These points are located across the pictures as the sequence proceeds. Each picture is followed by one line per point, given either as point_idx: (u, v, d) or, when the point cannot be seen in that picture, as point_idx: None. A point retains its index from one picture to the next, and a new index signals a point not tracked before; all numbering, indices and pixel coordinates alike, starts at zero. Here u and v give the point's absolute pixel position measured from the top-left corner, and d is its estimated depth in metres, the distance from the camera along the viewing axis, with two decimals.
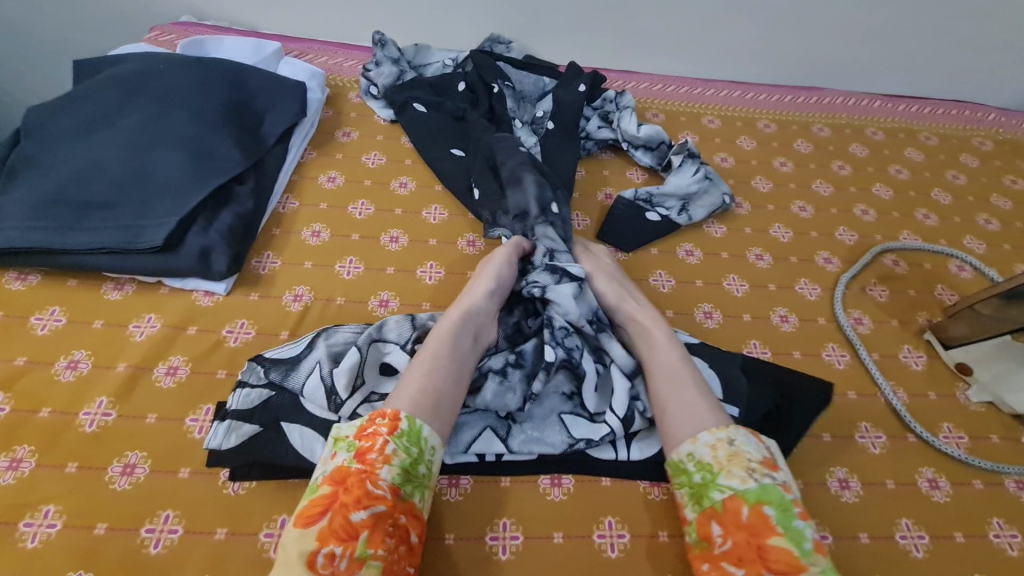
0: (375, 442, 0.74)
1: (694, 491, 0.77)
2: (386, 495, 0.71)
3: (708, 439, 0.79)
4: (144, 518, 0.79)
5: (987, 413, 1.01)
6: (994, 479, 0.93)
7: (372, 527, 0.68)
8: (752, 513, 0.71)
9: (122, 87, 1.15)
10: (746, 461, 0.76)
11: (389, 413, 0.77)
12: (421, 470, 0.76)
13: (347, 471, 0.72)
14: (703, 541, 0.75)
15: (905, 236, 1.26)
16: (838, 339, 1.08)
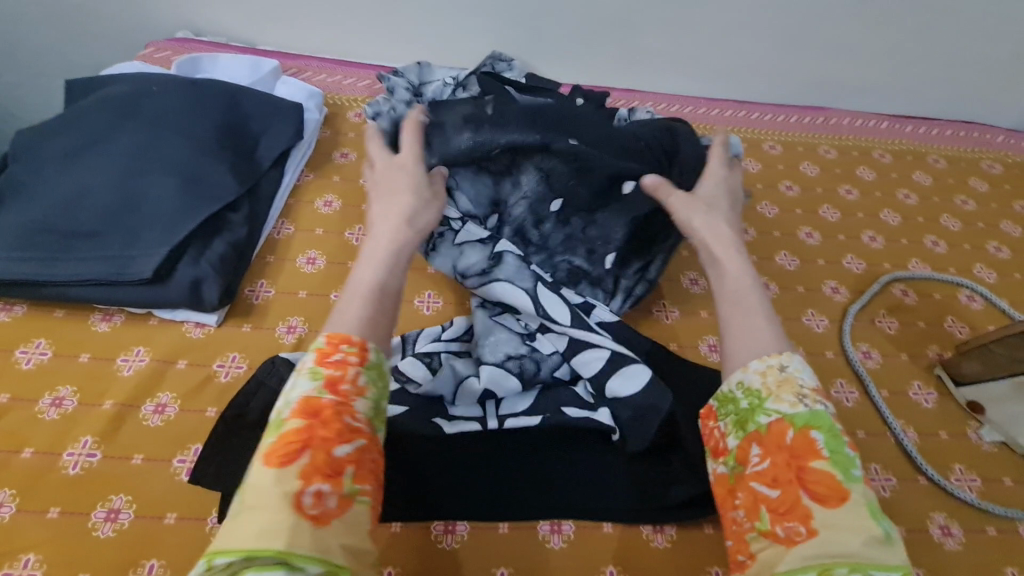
0: (346, 371, 0.45)
1: (737, 418, 0.49)
2: (365, 430, 0.43)
3: (756, 364, 0.50)
4: (43, 390, 0.59)
5: (997, 466, 0.65)
6: (1005, 526, 0.61)
7: (359, 461, 0.42)
8: (796, 437, 0.45)
9: (34, 68, 1.08)
10: (796, 385, 0.47)
11: (355, 337, 0.47)
12: (383, 405, 0.47)
13: (316, 400, 0.43)
14: (739, 466, 0.47)
15: (913, 266, 0.84)
16: (916, 351, 0.74)
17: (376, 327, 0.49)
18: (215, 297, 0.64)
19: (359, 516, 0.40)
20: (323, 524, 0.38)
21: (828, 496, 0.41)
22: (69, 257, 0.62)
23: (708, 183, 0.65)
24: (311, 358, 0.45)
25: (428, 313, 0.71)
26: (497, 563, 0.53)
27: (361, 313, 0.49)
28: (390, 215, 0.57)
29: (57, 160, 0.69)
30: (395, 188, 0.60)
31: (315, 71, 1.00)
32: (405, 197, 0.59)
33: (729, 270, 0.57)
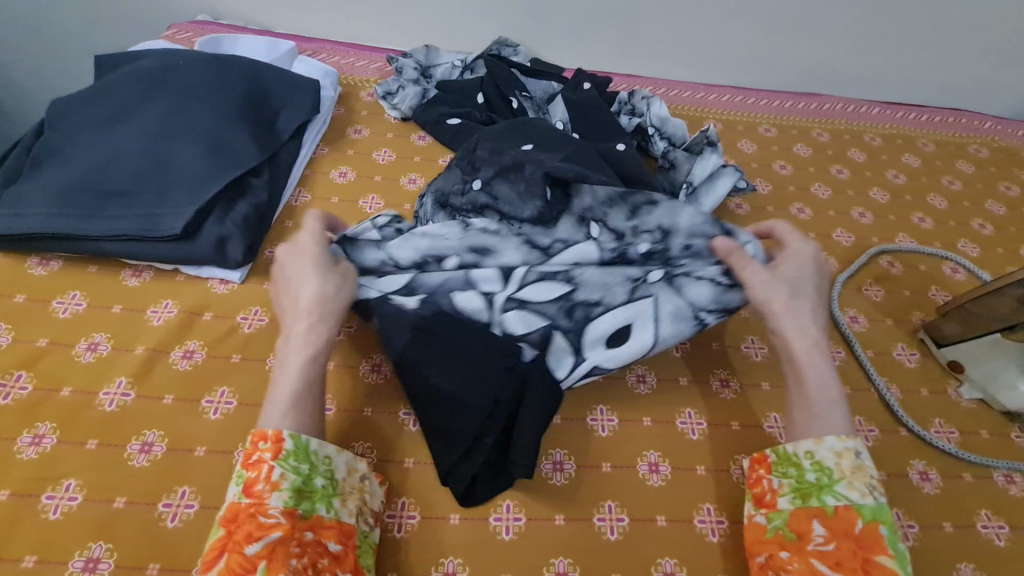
0: (260, 471, 0.49)
1: (798, 486, 0.54)
2: (281, 522, 0.47)
3: (834, 442, 0.54)
4: (80, 336, 0.63)
5: (977, 421, 0.69)
6: (981, 475, 0.64)
7: (272, 555, 0.45)
8: (863, 528, 0.50)
9: (56, 45, 1.12)
10: (866, 476, 0.53)
11: (269, 432, 0.51)
12: (317, 481, 0.50)
13: (236, 505, 0.47)
14: (791, 532, 0.52)
15: (901, 240, 0.88)
16: (901, 317, 0.78)
17: (306, 418, 0.52)
18: (239, 254, 0.68)
19: None
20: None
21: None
22: (103, 215, 0.66)
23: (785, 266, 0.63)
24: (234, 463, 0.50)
25: None
26: (504, 495, 0.57)
27: (288, 408, 0.52)
28: (300, 312, 0.57)
29: (91, 127, 0.73)
30: (295, 275, 0.59)
31: (329, 53, 1.04)
32: (309, 284, 0.58)
33: (799, 347, 0.59)
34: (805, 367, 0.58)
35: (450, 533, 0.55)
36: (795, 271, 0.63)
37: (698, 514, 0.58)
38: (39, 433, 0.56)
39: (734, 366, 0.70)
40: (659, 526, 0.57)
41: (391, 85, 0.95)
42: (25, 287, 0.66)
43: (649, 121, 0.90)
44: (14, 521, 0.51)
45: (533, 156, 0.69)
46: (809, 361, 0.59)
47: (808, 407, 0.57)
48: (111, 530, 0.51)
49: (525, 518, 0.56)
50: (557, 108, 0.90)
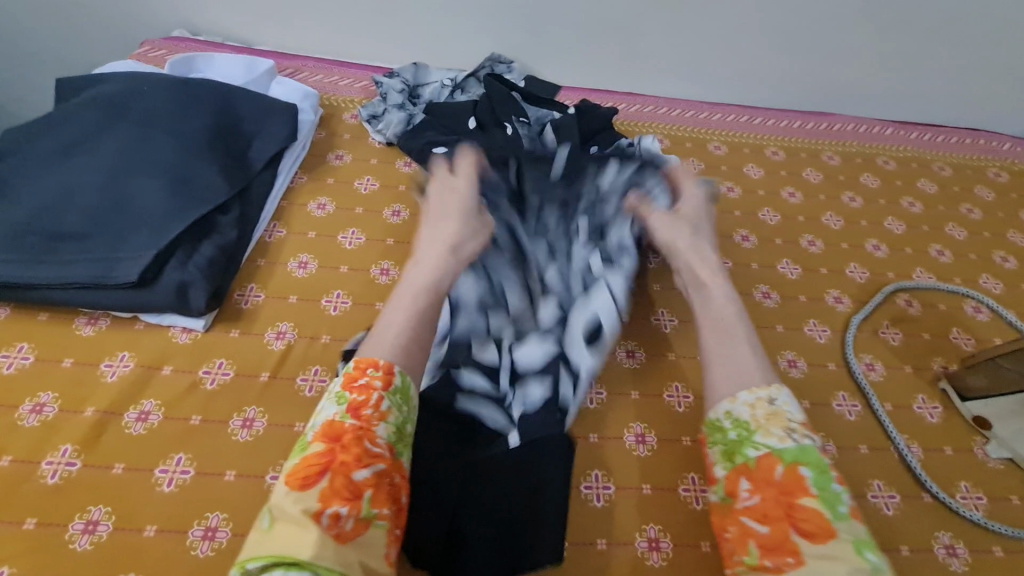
0: (370, 395, 0.47)
1: (724, 448, 0.51)
2: (384, 455, 0.45)
3: (746, 396, 0.52)
4: (25, 395, 0.57)
5: (1008, 484, 0.63)
6: (1013, 548, 0.59)
7: (377, 485, 0.44)
8: (786, 472, 0.47)
9: (25, 61, 1.06)
10: (785, 420, 0.50)
11: (380, 360, 0.49)
12: (408, 429, 0.49)
13: (339, 424, 0.45)
14: (726, 498, 0.49)
15: (918, 276, 0.83)
16: (921, 364, 0.72)
17: (412, 348, 0.52)
18: (201, 301, 0.62)
19: (375, 538, 0.42)
20: (341, 544, 0.40)
21: (815, 532, 0.44)
22: (54, 260, 0.61)
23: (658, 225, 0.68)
24: (340, 381, 0.48)
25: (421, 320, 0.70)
26: None
27: (401, 333, 0.52)
28: (437, 241, 0.60)
29: (46, 161, 0.67)
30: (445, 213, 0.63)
31: (312, 71, 0.99)
32: (452, 224, 0.61)
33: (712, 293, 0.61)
34: (709, 299, 0.61)
35: None
36: (692, 213, 0.69)
37: None
38: None
39: None
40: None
41: (377, 107, 0.90)
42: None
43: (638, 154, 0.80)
44: None
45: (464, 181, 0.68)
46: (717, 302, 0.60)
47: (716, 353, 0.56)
48: None
49: None
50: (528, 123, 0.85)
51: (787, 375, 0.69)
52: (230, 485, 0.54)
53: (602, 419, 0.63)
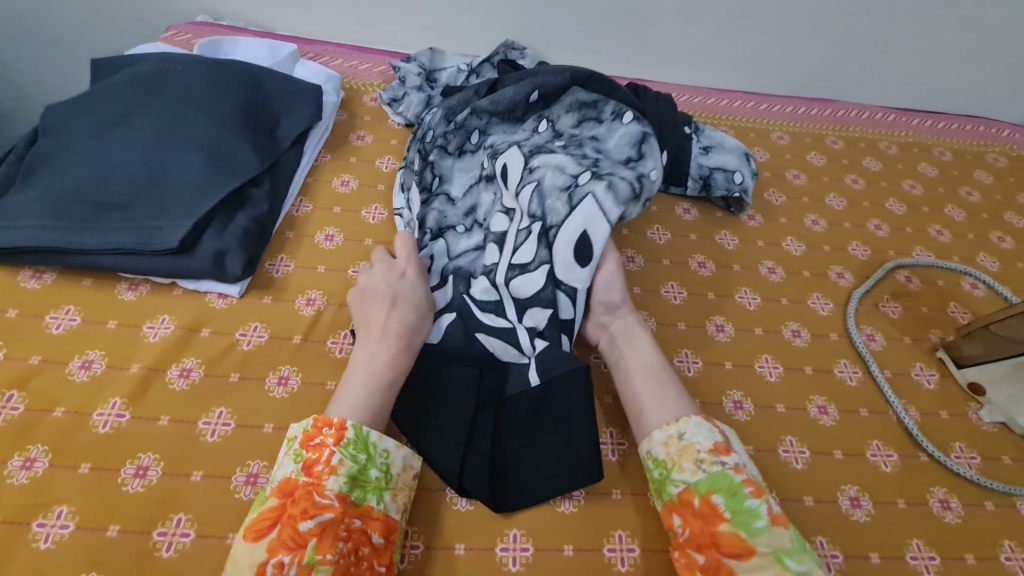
0: (321, 453, 0.51)
1: (653, 486, 0.54)
2: (334, 504, 0.48)
3: (659, 435, 0.54)
4: (73, 353, 0.61)
5: (1001, 445, 0.67)
6: (1004, 503, 0.62)
7: (322, 533, 0.46)
8: (702, 503, 0.49)
9: (51, 45, 1.09)
10: (695, 450, 0.52)
11: (334, 419, 0.53)
12: (372, 473, 0.51)
13: (293, 482, 0.49)
14: (666, 531, 0.52)
15: (918, 254, 0.86)
16: (919, 335, 0.76)
17: (373, 410, 0.54)
18: (237, 268, 0.66)
19: None
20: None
21: (739, 553, 0.46)
22: (98, 228, 0.64)
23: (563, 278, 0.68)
24: (299, 439, 0.52)
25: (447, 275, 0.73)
26: (513, 523, 0.55)
27: (367, 407, 0.54)
28: (386, 333, 0.59)
29: (86, 135, 0.71)
30: (393, 298, 0.62)
31: (332, 56, 1.02)
32: (404, 314, 0.61)
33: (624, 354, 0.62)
34: (638, 356, 0.61)
35: (456, 563, 0.53)
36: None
37: None
38: (31, 455, 0.54)
39: (748, 390, 0.68)
40: (671, 557, 0.55)
41: (397, 90, 0.92)
42: (18, 302, 0.64)
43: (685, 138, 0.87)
44: (4, 550, 0.49)
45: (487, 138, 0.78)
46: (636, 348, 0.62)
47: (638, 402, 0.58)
48: (104, 559, 0.49)
49: (533, 549, 0.54)
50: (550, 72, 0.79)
51: (791, 344, 0.73)
52: (269, 436, 0.58)
53: (617, 381, 0.67)
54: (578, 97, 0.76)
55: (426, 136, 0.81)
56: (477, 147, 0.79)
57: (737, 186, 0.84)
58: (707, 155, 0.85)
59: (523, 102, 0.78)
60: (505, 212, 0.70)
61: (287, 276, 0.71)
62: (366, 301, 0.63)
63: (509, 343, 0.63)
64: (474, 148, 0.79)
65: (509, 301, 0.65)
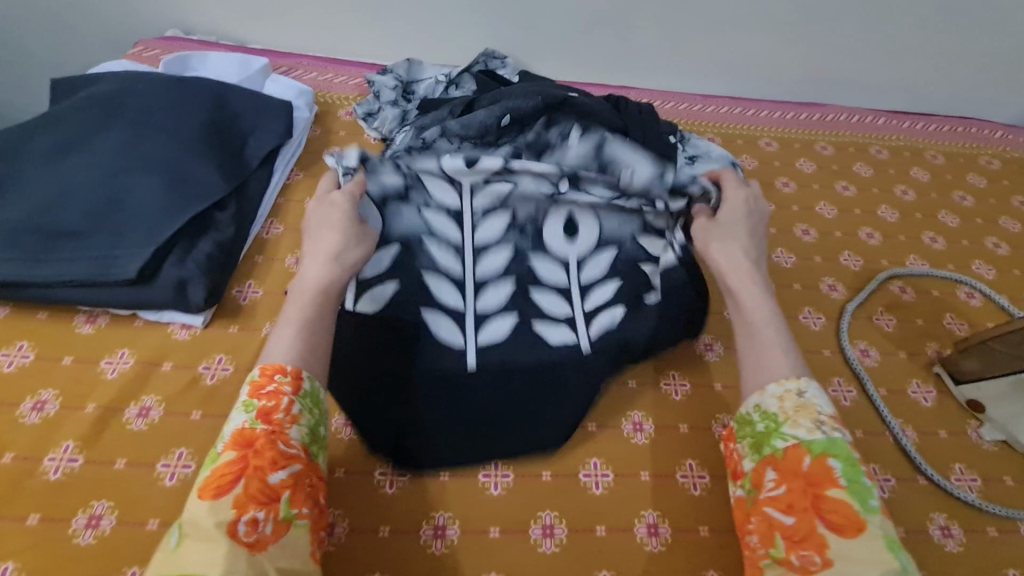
0: (278, 400, 0.48)
1: (753, 442, 0.51)
2: (299, 456, 0.47)
3: (774, 389, 0.52)
4: (25, 393, 0.58)
5: (1001, 465, 0.64)
6: (1006, 527, 0.59)
7: (294, 486, 0.45)
8: (814, 463, 0.47)
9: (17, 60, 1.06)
10: (815, 412, 0.50)
11: (289, 366, 0.50)
12: (321, 430, 0.50)
13: (249, 431, 0.46)
14: (754, 491, 0.49)
15: (911, 263, 0.84)
16: (915, 349, 0.73)
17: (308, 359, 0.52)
18: (200, 298, 0.62)
19: (297, 538, 0.44)
20: (259, 549, 0.41)
21: (843, 526, 0.43)
22: (53, 258, 0.61)
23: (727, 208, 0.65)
24: (245, 390, 0.48)
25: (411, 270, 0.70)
26: (490, 566, 0.53)
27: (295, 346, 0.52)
28: (317, 256, 0.57)
29: (41, 159, 0.67)
30: (324, 225, 0.60)
31: (306, 69, 0.99)
32: (332, 234, 0.58)
33: (741, 299, 0.59)
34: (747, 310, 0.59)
35: None
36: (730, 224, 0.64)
37: None
38: None
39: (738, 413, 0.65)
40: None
41: (372, 104, 0.90)
42: None
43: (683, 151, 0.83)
44: None
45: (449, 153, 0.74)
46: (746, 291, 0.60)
47: (753, 347, 0.56)
48: None
49: None
50: (522, 93, 0.74)
51: None
52: None
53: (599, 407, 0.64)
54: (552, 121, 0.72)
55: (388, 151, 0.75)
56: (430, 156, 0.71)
57: None
58: (694, 166, 0.82)
59: (495, 126, 0.74)
60: None
61: (255, 303, 0.68)
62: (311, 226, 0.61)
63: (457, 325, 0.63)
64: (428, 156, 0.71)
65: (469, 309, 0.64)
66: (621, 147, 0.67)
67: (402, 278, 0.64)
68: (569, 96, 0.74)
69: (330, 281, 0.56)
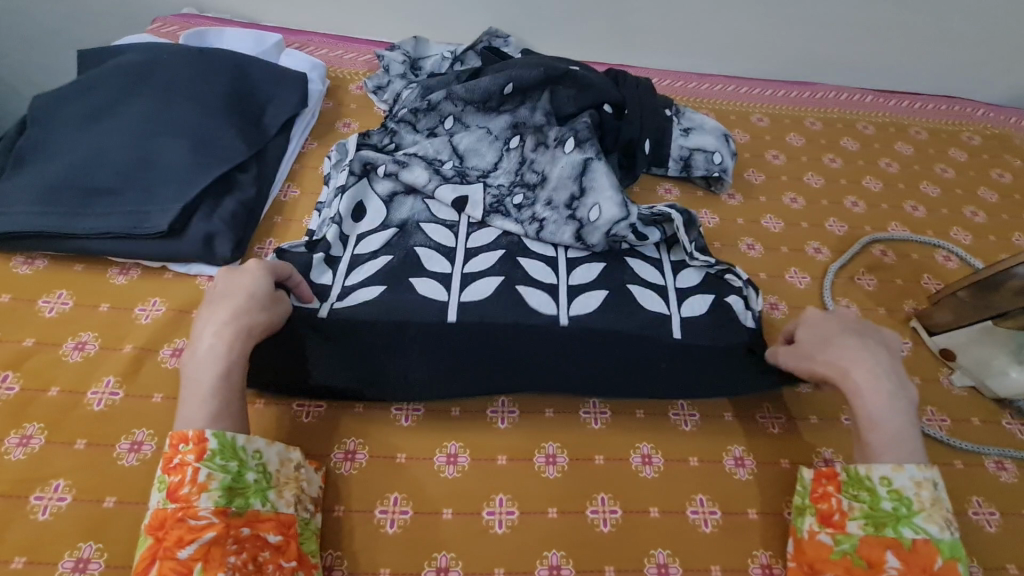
0: (184, 473, 0.48)
1: (873, 513, 0.52)
2: (212, 522, 0.47)
3: (913, 471, 0.52)
4: (67, 336, 0.62)
5: (970, 407, 0.69)
6: (972, 460, 0.65)
7: (206, 555, 0.46)
8: (943, 565, 0.49)
9: (37, 33, 1.09)
10: (941, 509, 0.52)
11: (189, 434, 0.50)
12: (248, 477, 0.50)
13: (162, 511, 0.47)
14: (862, 560, 0.51)
15: (893, 228, 0.89)
16: (893, 305, 0.78)
17: (226, 414, 0.52)
18: (227, 251, 0.67)
19: None
20: None
21: None
22: (89, 213, 0.66)
23: (820, 317, 0.62)
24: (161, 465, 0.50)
25: (407, 231, 0.75)
26: (499, 488, 0.58)
27: (207, 410, 0.51)
28: (212, 325, 0.55)
29: (74, 124, 0.72)
30: (226, 293, 0.57)
31: (317, 46, 1.03)
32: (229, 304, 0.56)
33: (868, 402, 0.56)
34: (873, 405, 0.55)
35: (443, 528, 0.55)
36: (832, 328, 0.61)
37: (691, 505, 0.58)
38: (27, 433, 0.55)
39: None
40: (651, 518, 0.57)
41: (381, 78, 0.94)
42: (11, 287, 0.65)
43: (678, 123, 0.88)
44: (4, 522, 0.50)
45: (454, 127, 0.83)
46: (871, 385, 0.56)
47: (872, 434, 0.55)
48: (100, 530, 0.51)
49: (518, 512, 0.56)
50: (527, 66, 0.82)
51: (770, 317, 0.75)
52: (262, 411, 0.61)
53: None
54: (550, 106, 0.82)
55: (400, 112, 0.85)
56: (446, 131, 0.83)
57: (716, 167, 0.86)
58: (686, 137, 0.87)
59: (498, 94, 0.81)
60: (430, 221, 0.77)
61: None
62: (210, 299, 0.58)
63: (442, 287, 0.69)
64: (445, 131, 0.83)
65: (458, 277, 0.71)
66: (602, 172, 0.76)
67: (396, 253, 0.73)
68: (571, 70, 0.82)
69: (233, 345, 0.54)
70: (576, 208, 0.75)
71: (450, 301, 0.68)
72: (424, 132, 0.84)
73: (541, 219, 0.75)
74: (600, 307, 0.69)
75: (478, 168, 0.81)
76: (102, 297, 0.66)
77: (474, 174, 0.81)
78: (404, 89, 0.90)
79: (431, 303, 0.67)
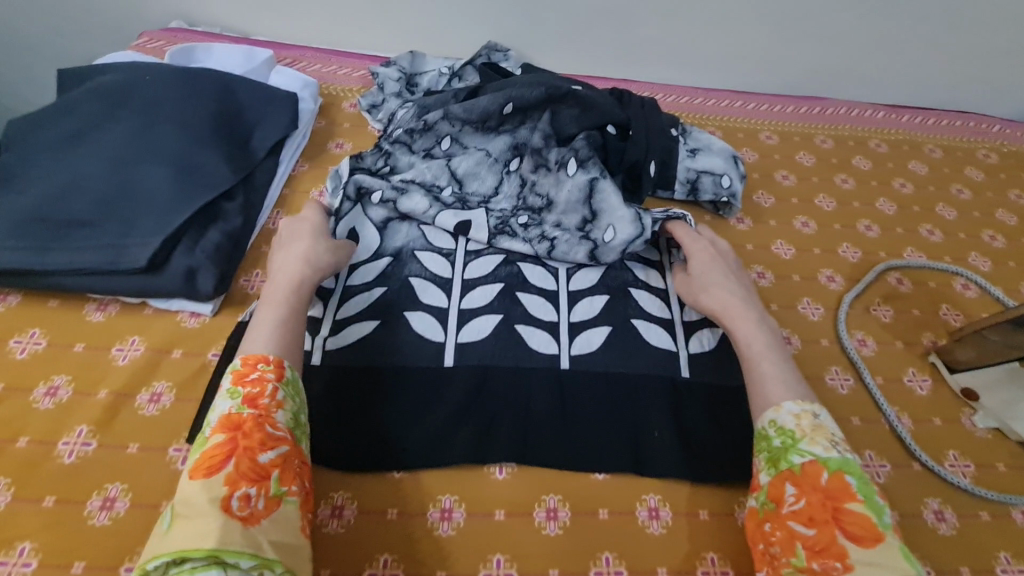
0: (263, 388, 0.50)
1: (768, 454, 0.52)
2: (286, 438, 0.48)
3: (791, 406, 0.54)
4: (38, 379, 0.59)
5: (994, 451, 0.66)
6: (997, 511, 0.61)
7: (284, 464, 0.47)
8: (831, 479, 0.48)
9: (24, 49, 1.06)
10: (829, 433, 0.52)
11: (270, 357, 0.53)
12: (302, 418, 0.52)
13: (235, 415, 0.48)
14: (771, 504, 0.50)
15: (909, 254, 0.85)
16: (911, 339, 0.74)
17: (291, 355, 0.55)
18: (209, 286, 0.63)
19: (288, 514, 0.45)
20: (251, 523, 0.43)
21: (863, 536, 0.45)
22: (64, 246, 0.62)
23: (695, 258, 0.69)
24: (231, 379, 0.51)
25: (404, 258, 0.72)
26: (496, 548, 0.54)
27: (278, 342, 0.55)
28: (289, 261, 0.62)
29: (51, 150, 0.68)
30: (294, 236, 0.66)
31: (310, 61, 1.00)
32: (298, 246, 0.64)
33: (740, 336, 0.61)
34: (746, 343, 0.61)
35: None
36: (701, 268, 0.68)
37: (702, 564, 0.55)
38: None
39: None
40: None
41: (376, 96, 0.90)
42: None
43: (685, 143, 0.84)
44: None
45: (451, 147, 0.79)
46: (739, 321, 0.62)
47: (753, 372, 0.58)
48: None
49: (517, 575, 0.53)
50: (528, 84, 0.78)
51: None
52: None
53: None
54: (553, 123, 0.78)
55: (395, 132, 0.81)
56: (444, 152, 0.79)
57: (725, 191, 0.82)
58: (692, 158, 0.83)
59: (497, 113, 0.78)
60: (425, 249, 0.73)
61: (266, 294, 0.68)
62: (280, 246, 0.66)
63: (438, 324, 0.67)
64: (442, 152, 0.79)
65: (455, 312, 0.68)
66: (612, 193, 0.74)
67: (390, 284, 0.70)
68: (573, 88, 0.78)
69: (300, 284, 0.60)
70: (589, 232, 0.73)
71: (447, 340, 0.66)
72: (420, 153, 0.80)
73: (553, 240, 0.73)
74: (603, 346, 0.67)
75: (477, 191, 0.77)
76: (77, 335, 0.62)
77: (474, 200, 0.77)
78: (400, 108, 0.86)
79: (428, 345, 0.65)
